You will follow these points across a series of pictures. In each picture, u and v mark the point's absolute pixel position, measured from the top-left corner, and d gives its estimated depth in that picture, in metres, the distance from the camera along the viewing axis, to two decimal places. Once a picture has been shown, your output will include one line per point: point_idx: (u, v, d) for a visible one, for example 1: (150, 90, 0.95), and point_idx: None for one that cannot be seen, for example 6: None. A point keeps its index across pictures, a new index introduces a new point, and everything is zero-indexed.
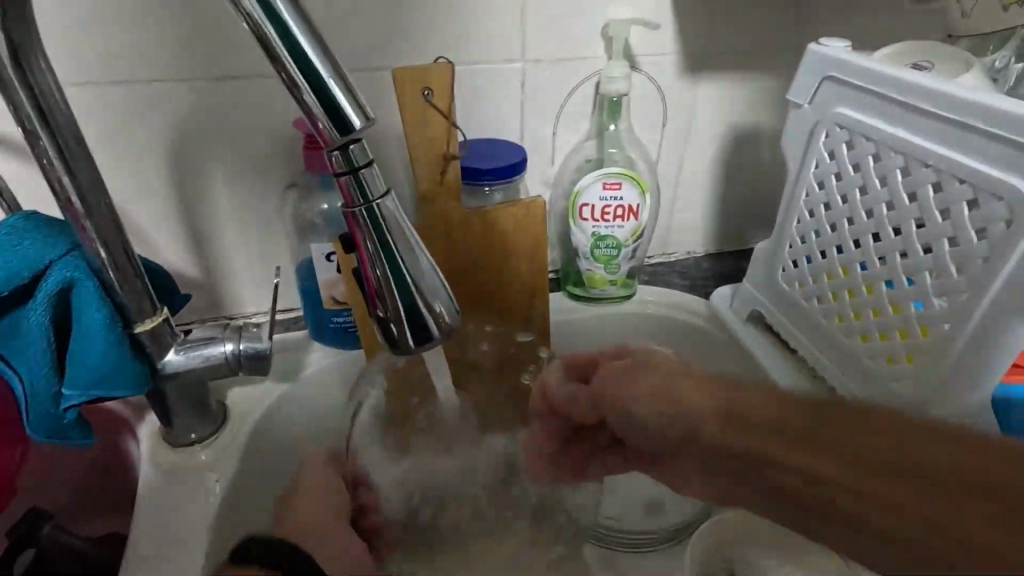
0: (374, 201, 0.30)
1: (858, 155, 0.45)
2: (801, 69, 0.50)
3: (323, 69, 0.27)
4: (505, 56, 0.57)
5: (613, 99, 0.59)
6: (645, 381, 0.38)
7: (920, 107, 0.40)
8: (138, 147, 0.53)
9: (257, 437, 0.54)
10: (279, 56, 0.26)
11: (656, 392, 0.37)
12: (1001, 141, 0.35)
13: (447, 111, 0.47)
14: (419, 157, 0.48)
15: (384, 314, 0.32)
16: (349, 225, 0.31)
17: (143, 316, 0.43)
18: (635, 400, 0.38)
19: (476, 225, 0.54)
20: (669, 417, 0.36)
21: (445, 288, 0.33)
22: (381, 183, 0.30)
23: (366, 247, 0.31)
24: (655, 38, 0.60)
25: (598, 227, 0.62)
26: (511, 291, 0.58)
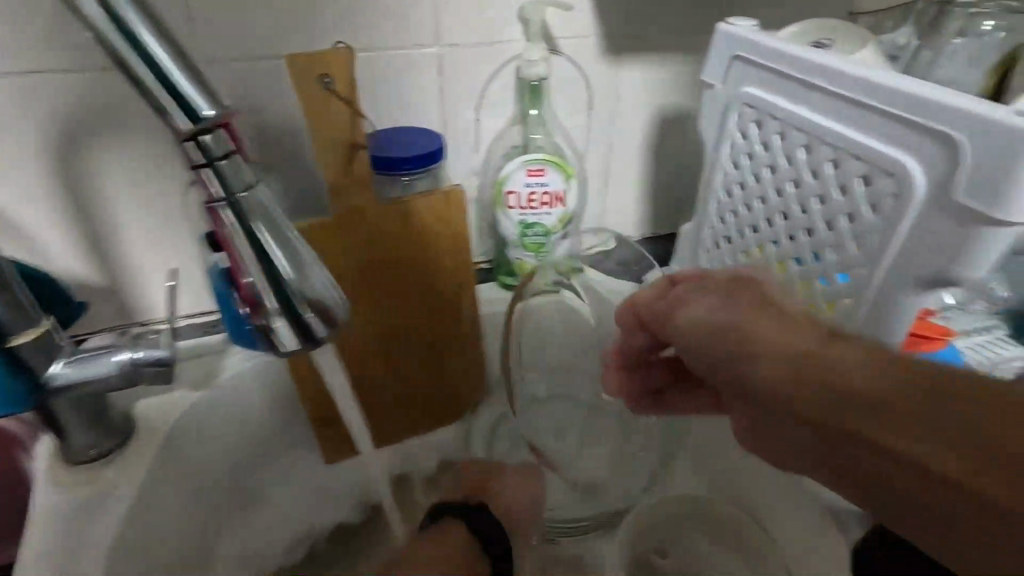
0: (239, 195, 0.29)
1: (766, 135, 0.45)
2: (712, 49, 0.49)
3: (172, 66, 0.25)
4: (418, 41, 0.55)
5: (534, 83, 0.58)
6: (705, 302, 0.35)
7: (818, 86, 0.40)
8: (18, 145, 0.49)
9: (170, 448, 0.51)
10: (111, 42, 0.25)
11: (711, 322, 0.34)
12: (890, 118, 0.36)
13: (350, 98, 0.45)
14: (322, 147, 0.46)
15: (264, 320, 0.32)
16: (215, 222, 0.30)
17: (20, 328, 0.40)
18: (696, 314, 0.35)
19: (394, 218, 0.52)
20: (716, 337, 0.33)
21: (332, 282, 0.33)
22: (247, 175, 0.29)
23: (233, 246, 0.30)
24: (574, 20, 0.59)
25: (525, 215, 0.61)
26: (436, 284, 0.57)
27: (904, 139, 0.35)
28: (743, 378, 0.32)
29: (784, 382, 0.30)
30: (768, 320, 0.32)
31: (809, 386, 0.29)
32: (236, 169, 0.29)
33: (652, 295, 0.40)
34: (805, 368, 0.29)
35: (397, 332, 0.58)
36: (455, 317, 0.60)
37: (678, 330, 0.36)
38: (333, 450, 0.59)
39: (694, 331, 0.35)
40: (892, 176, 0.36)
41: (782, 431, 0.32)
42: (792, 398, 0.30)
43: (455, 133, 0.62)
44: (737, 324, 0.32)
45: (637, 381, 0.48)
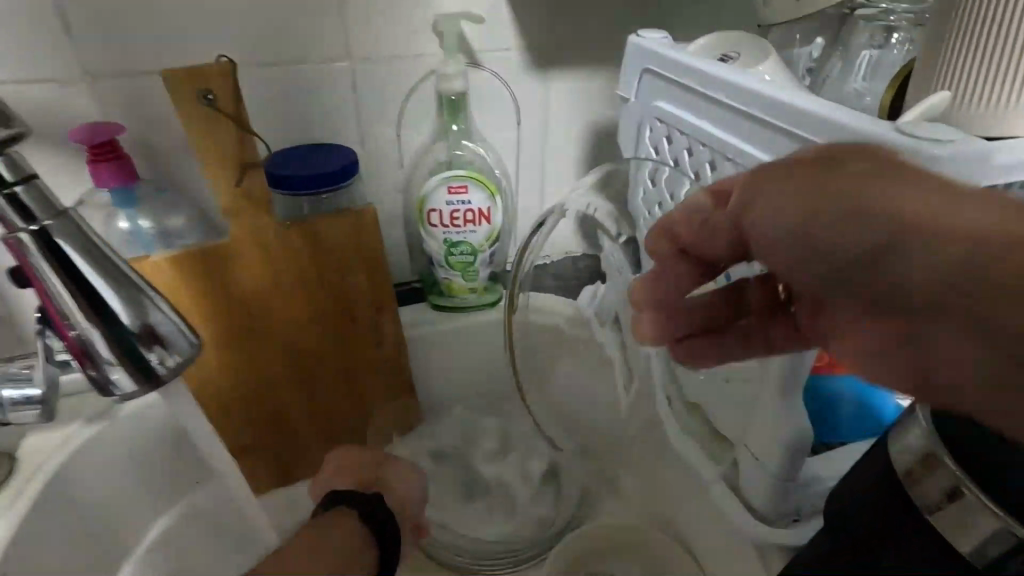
0: (40, 234, 0.31)
1: (677, 150, 0.44)
2: (625, 63, 0.48)
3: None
4: (328, 55, 0.53)
5: (453, 98, 0.56)
6: (787, 191, 0.25)
7: (719, 101, 0.39)
8: None
9: (56, 488, 0.47)
10: None
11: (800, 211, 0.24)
12: (783, 133, 0.35)
13: (237, 116, 0.42)
14: (209, 169, 0.44)
15: (95, 368, 0.34)
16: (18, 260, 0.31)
17: None
18: (777, 208, 0.25)
19: (295, 240, 0.49)
20: (819, 231, 0.24)
21: (160, 322, 0.34)
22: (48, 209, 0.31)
23: (50, 288, 0.32)
24: (494, 33, 0.57)
25: (449, 233, 0.59)
26: (353, 308, 0.55)
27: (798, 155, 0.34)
28: (889, 279, 0.23)
29: (946, 279, 0.21)
30: (930, 194, 0.22)
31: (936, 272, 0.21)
32: (42, 198, 0.31)
33: (687, 209, 0.30)
34: (961, 261, 0.21)
35: (312, 358, 0.55)
36: (376, 340, 0.57)
37: (755, 235, 0.26)
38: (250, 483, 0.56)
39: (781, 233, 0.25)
40: None
41: (956, 355, 0.22)
42: (940, 294, 0.21)
43: (376, 150, 0.59)
44: (836, 210, 0.23)
45: (677, 324, 0.37)
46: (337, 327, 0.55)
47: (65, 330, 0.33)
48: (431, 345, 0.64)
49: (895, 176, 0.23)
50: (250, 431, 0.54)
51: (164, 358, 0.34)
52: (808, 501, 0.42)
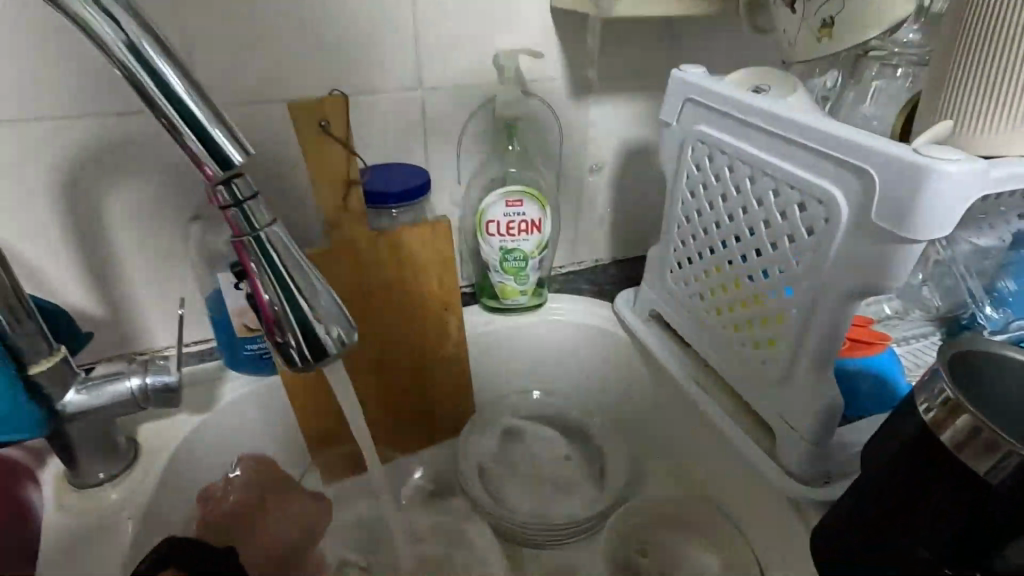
0: (260, 230, 0.32)
1: (717, 167, 0.52)
2: (668, 92, 0.56)
3: (191, 101, 0.29)
4: (402, 86, 0.61)
5: (510, 123, 0.64)
6: None
7: (758, 125, 0.46)
8: (28, 184, 0.52)
9: (171, 470, 0.53)
10: (149, 95, 0.28)
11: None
12: (816, 152, 0.42)
13: (346, 140, 0.49)
14: (320, 187, 0.50)
15: (282, 338, 0.34)
16: (239, 254, 0.33)
17: (38, 356, 0.43)
18: None
19: (381, 247, 0.56)
20: None
21: (342, 314, 0.36)
22: (267, 213, 0.32)
23: (258, 274, 0.33)
24: (544, 65, 0.65)
25: (505, 241, 0.66)
26: (425, 309, 0.61)
27: (829, 171, 0.41)
28: None
29: None
30: None
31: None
32: (247, 188, 0.31)
33: None
34: None
35: (386, 354, 0.61)
36: (442, 338, 0.63)
37: None
38: (326, 469, 0.62)
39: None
40: (822, 203, 0.42)
41: None
42: None
43: (437, 168, 0.66)
44: None
45: None
46: (410, 326, 0.61)
47: (261, 299, 0.34)
48: (485, 343, 0.70)
49: None
50: (331, 421, 0.60)
51: (337, 339, 0.35)
52: (837, 466, 0.49)
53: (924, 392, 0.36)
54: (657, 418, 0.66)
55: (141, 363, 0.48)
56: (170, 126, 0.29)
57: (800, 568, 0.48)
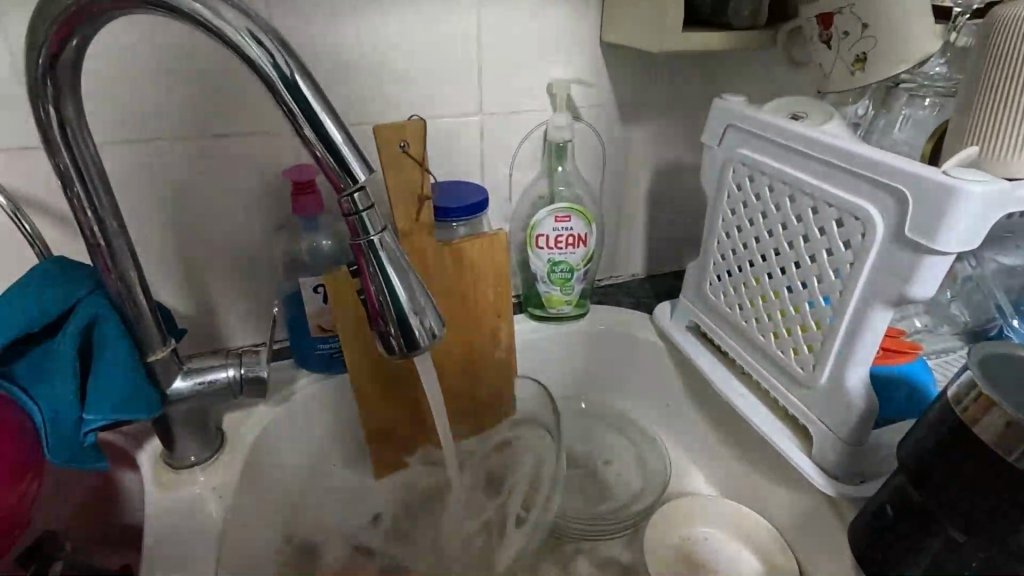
0: (374, 235, 0.38)
1: (758, 187, 0.56)
2: (710, 119, 0.61)
3: (327, 120, 0.35)
4: (464, 111, 0.67)
5: (560, 145, 0.69)
6: None
7: (796, 148, 0.51)
8: (140, 197, 0.58)
9: (253, 456, 0.58)
10: (289, 108, 0.34)
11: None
12: (852, 173, 0.46)
13: (421, 159, 0.55)
14: (396, 200, 0.56)
15: (385, 327, 0.40)
16: (356, 255, 0.39)
17: (155, 347, 0.47)
18: None
19: (445, 257, 0.61)
20: None
21: (434, 309, 0.41)
22: (380, 221, 0.38)
23: (370, 272, 0.38)
24: (592, 92, 0.71)
25: (553, 254, 0.71)
26: (480, 314, 0.66)
27: (865, 191, 0.46)
28: None
29: None
30: None
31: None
32: (366, 197, 0.37)
33: None
34: None
35: (442, 356, 0.66)
36: (495, 343, 0.68)
37: None
38: (381, 461, 0.66)
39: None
40: (858, 219, 0.46)
41: None
42: None
43: (492, 186, 0.72)
44: None
45: None
46: (466, 330, 0.66)
47: (370, 294, 0.39)
48: (532, 349, 0.75)
49: None
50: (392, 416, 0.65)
51: (429, 337, 0.40)
52: (872, 466, 0.52)
53: (958, 390, 0.40)
54: (696, 423, 0.70)
55: (236, 356, 0.52)
56: (311, 144, 0.35)
57: (836, 561, 0.51)
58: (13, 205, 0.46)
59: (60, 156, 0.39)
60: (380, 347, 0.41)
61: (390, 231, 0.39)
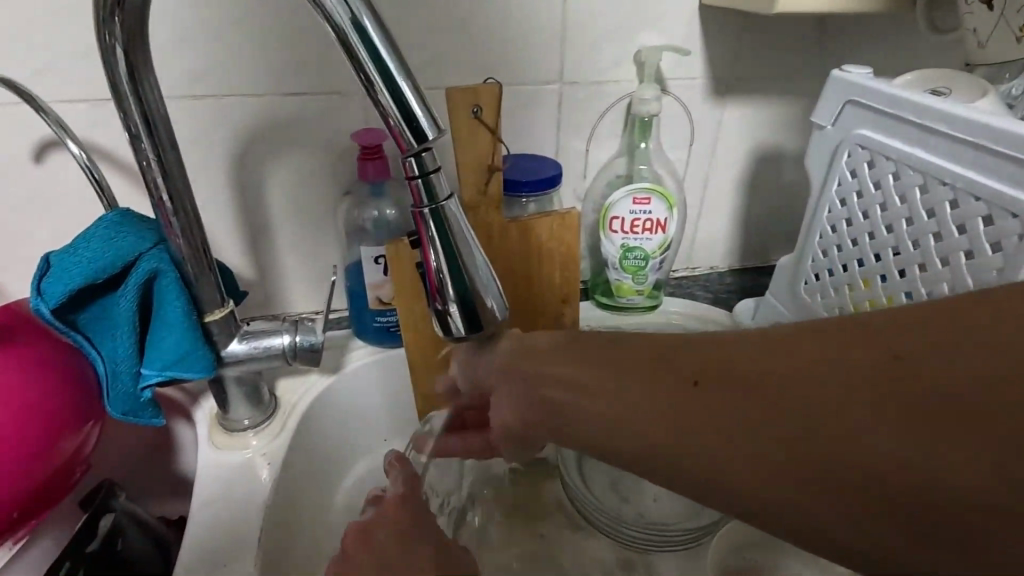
0: (438, 202, 0.34)
1: (879, 174, 0.48)
2: (824, 93, 0.53)
3: (395, 70, 0.31)
4: (543, 79, 0.62)
5: (645, 119, 0.63)
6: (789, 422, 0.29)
7: (936, 129, 0.43)
8: (210, 154, 0.57)
9: (305, 424, 0.57)
10: (358, 58, 0.31)
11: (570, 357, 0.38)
12: (1013, 161, 0.38)
13: (494, 127, 0.51)
14: (466, 170, 0.52)
15: (442, 306, 0.36)
16: (417, 224, 0.35)
17: (213, 306, 0.47)
18: None
19: (513, 234, 0.57)
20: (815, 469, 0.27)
21: (497, 287, 0.37)
22: (446, 187, 0.34)
23: (430, 243, 0.35)
24: (685, 62, 0.64)
25: (627, 239, 0.65)
26: (545, 298, 0.62)
27: None
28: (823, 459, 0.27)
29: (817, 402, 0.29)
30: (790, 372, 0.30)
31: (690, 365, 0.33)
32: (434, 160, 0.33)
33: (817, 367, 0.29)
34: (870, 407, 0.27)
35: None
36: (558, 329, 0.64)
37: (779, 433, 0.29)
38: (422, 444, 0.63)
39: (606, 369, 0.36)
40: (1016, 217, 0.38)
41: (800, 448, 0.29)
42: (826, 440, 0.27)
43: (566, 162, 0.67)
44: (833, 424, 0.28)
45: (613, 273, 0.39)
46: (528, 316, 0.62)
47: (429, 268, 0.35)
48: None
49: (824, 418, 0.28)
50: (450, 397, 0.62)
51: (490, 321, 0.37)
52: None
53: None
54: None
55: (292, 323, 0.51)
56: (378, 96, 0.31)
57: None
58: (85, 154, 0.45)
59: (126, 102, 0.38)
60: (435, 327, 0.38)
61: (455, 199, 0.35)
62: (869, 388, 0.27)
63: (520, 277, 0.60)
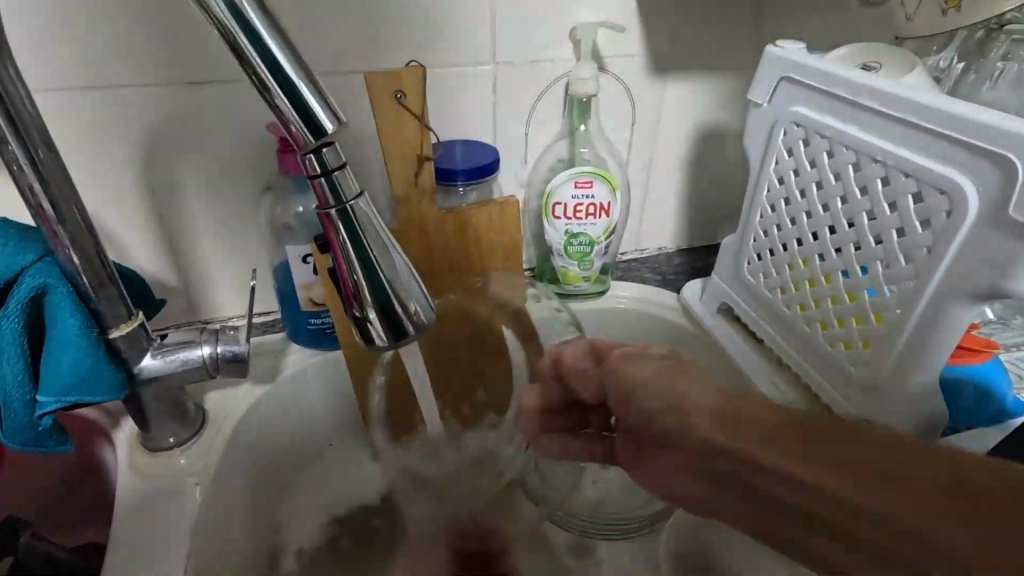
0: (346, 203, 0.31)
1: (814, 152, 0.48)
2: (759, 69, 0.51)
3: (278, 52, 0.27)
4: (475, 60, 0.59)
5: (583, 100, 0.61)
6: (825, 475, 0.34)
7: (867, 106, 0.42)
8: (111, 152, 0.52)
9: (238, 438, 0.54)
10: (240, 48, 0.27)
11: (647, 394, 0.43)
12: (940, 138, 0.38)
13: (420, 113, 0.48)
14: (394, 161, 0.49)
15: (361, 313, 0.33)
16: (324, 226, 0.32)
17: (118, 321, 0.42)
18: None
19: (451, 226, 0.55)
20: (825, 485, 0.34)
21: (421, 289, 0.34)
22: (355, 185, 0.31)
23: (341, 247, 0.32)
24: (622, 40, 0.62)
25: (571, 225, 0.64)
26: (488, 290, 0.60)
27: (951, 156, 0.37)
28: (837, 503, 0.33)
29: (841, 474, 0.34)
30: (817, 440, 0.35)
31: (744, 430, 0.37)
32: (336, 155, 0.30)
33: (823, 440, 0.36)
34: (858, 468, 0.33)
35: (445, 337, 0.59)
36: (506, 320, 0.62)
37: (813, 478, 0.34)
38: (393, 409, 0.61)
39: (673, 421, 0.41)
40: (943, 193, 0.38)
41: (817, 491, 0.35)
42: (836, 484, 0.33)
43: (505, 146, 0.65)
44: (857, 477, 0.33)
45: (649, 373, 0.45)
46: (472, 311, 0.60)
47: (344, 275, 0.33)
48: None
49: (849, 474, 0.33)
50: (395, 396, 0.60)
51: (415, 322, 0.34)
52: None
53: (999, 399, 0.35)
54: None
55: (212, 332, 0.48)
56: (265, 84, 0.28)
57: None
58: None
59: None
60: (357, 335, 0.35)
61: (367, 196, 0.32)
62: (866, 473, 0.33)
63: (464, 271, 0.57)
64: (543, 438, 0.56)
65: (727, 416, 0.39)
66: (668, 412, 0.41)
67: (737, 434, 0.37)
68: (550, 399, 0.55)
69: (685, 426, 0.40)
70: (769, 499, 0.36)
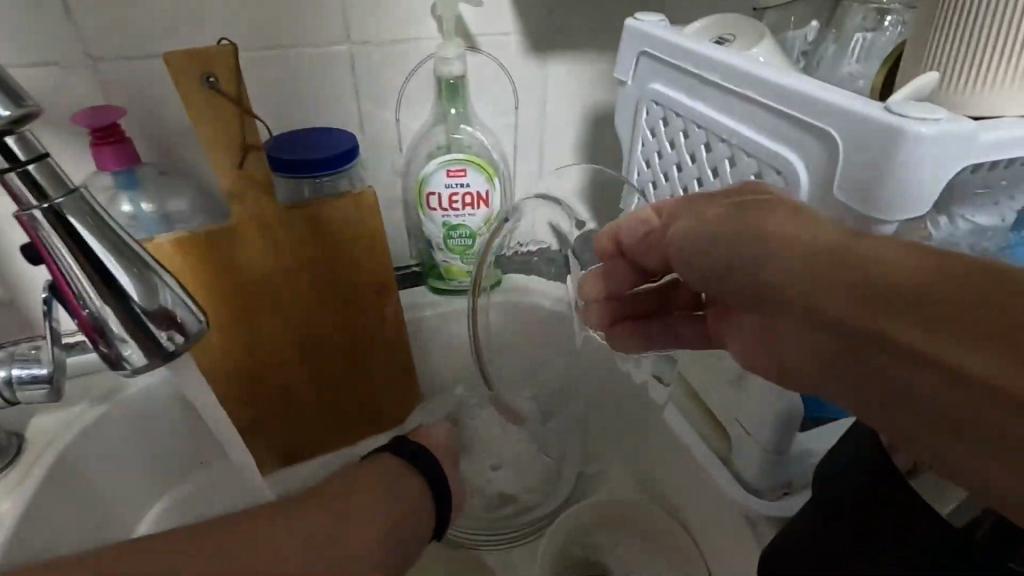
0: (46, 209, 0.30)
1: (672, 132, 0.45)
2: (620, 45, 0.48)
3: None
4: (327, 39, 0.53)
5: (451, 82, 0.56)
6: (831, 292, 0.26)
7: (712, 79, 0.39)
8: None
9: (64, 466, 0.48)
10: None
11: (711, 243, 0.31)
12: (777, 113, 0.35)
13: (237, 97, 0.44)
14: (215, 150, 0.45)
15: (102, 336, 0.33)
16: (36, 239, 0.31)
17: None
18: None
19: (297, 222, 0.49)
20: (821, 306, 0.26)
21: (172, 293, 0.34)
22: (60, 185, 0.30)
23: (56, 262, 0.31)
24: (491, 16, 0.58)
25: (448, 217, 0.59)
26: (355, 291, 0.54)
27: (788, 133, 0.34)
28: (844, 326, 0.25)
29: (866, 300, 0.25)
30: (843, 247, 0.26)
31: (840, 282, 0.25)
32: (50, 174, 0.29)
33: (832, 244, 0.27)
34: (912, 297, 0.23)
35: (313, 342, 0.55)
36: (380, 322, 0.57)
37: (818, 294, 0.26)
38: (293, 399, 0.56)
39: (800, 288, 0.27)
40: (781, 172, 0.35)
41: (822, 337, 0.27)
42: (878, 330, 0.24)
43: (375, 133, 0.60)
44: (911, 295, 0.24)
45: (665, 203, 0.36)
46: (338, 315, 0.55)
47: (79, 310, 0.32)
48: (431, 328, 0.64)
49: (888, 286, 0.24)
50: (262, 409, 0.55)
51: (173, 334, 0.34)
52: (798, 474, 0.44)
53: None
54: (613, 412, 0.60)
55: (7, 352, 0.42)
56: None
57: None
58: None
59: None
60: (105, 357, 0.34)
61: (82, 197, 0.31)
62: (894, 306, 0.24)
63: (323, 271, 0.52)
64: (615, 332, 0.48)
65: (788, 258, 0.27)
66: (738, 257, 0.29)
67: (843, 293, 0.25)
68: (613, 277, 0.45)
69: (799, 296, 0.27)
70: (870, 381, 0.25)
